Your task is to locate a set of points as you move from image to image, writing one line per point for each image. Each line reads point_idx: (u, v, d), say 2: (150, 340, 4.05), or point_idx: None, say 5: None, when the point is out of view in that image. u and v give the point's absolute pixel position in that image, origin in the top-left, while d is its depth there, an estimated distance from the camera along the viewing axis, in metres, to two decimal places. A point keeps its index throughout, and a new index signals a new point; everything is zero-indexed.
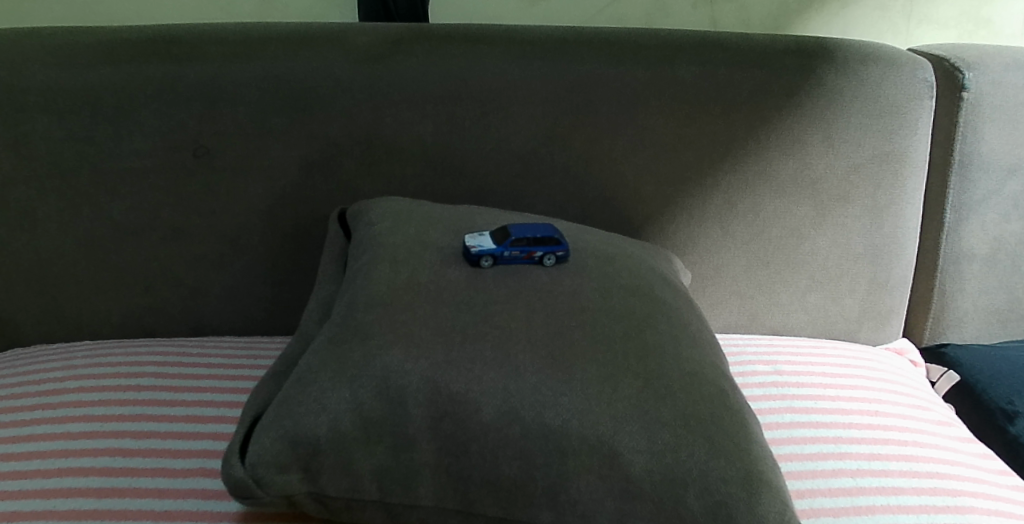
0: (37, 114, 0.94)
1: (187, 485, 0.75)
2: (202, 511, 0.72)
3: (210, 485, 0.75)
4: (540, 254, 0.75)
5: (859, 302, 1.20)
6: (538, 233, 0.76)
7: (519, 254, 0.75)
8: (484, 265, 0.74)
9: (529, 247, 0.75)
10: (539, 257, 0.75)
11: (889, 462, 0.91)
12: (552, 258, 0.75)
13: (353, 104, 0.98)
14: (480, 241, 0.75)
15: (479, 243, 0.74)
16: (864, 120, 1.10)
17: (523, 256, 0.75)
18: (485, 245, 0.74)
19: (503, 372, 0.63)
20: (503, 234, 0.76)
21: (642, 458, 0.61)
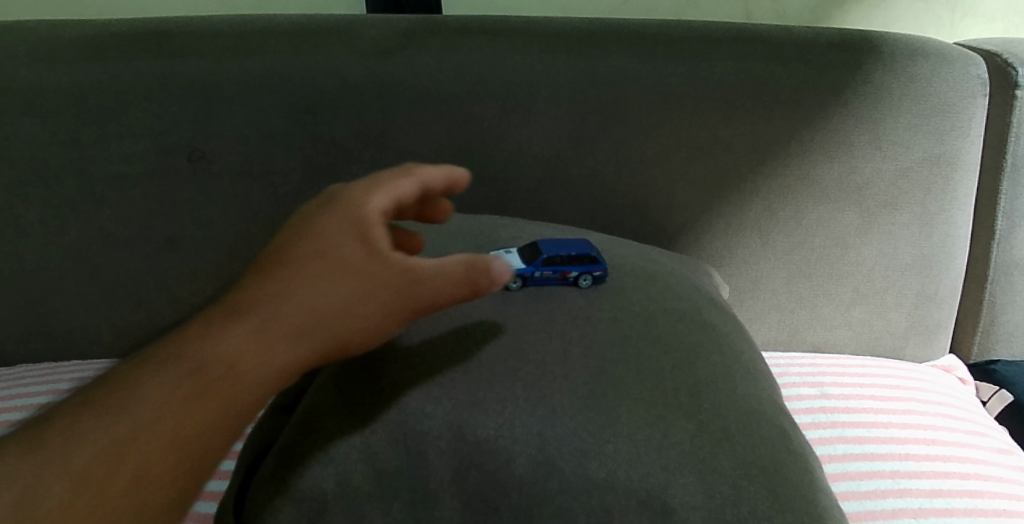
0: (18, 116, 0.87)
1: None
2: None
3: None
4: (575, 271, 0.66)
5: (906, 316, 1.11)
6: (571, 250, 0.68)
7: (550, 273, 0.66)
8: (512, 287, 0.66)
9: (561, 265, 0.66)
10: (574, 277, 0.66)
11: (953, 500, 0.82)
12: (588, 278, 0.67)
13: (362, 103, 0.90)
14: (505, 263, 0.67)
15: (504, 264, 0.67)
16: (913, 120, 1.01)
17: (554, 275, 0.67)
18: (513, 265, 0.67)
19: (538, 415, 0.55)
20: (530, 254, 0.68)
21: (699, 516, 0.52)
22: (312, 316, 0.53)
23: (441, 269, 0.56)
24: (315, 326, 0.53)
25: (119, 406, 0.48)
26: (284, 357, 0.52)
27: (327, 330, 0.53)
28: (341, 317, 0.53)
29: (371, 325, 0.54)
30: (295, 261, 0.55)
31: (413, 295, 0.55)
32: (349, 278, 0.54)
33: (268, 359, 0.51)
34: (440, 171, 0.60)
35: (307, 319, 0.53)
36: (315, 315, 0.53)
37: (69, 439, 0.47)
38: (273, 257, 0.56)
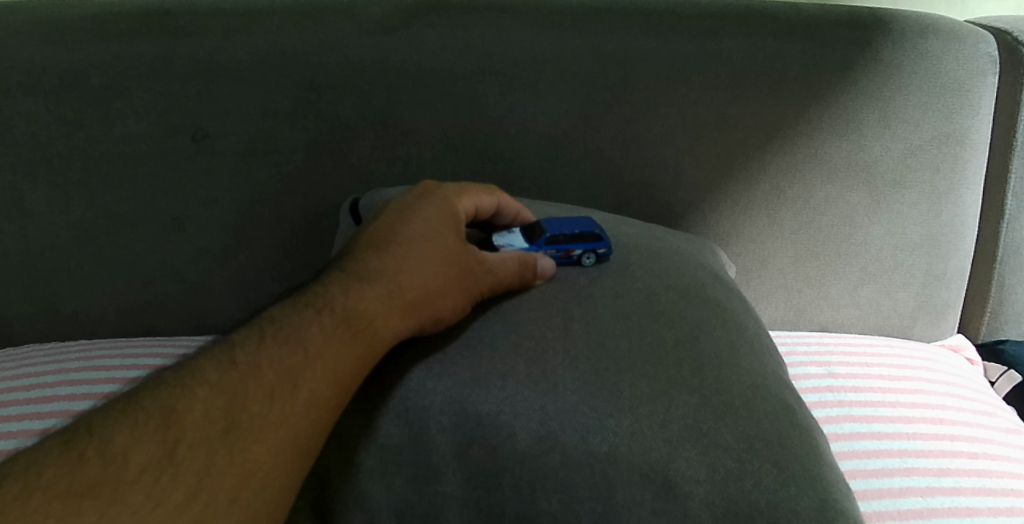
0: (22, 95, 0.87)
1: None
2: None
3: None
4: (578, 249, 0.67)
5: (914, 296, 1.10)
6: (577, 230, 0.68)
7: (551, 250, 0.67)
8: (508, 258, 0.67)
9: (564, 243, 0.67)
10: (578, 256, 0.67)
11: (961, 479, 0.81)
12: (592, 256, 0.67)
13: (366, 81, 0.89)
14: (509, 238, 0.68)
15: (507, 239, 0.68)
16: (923, 97, 0.99)
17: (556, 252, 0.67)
18: (516, 245, 0.67)
19: (541, 391, 0.56)
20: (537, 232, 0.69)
21: (702, 489, 0.53)
22: (423, 291, 0.59)
23: (514, 263, 0.64)
24: (423, 302, 0.59)
25: (263, 346, 0.53)
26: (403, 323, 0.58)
27: (434, 301, 0.59)
28: (443, 297, 0.60)
29: (463, 308, 0.61)
30: (404, 238, 0.62)
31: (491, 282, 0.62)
32: (452, 258, 0.61)
33: (385, 324, 0.57)
34: (514, 206, 0.72)
35: (420, 291, 0.59)
36: (422, 292, 0.59)
37: (224, 370, 0.51)
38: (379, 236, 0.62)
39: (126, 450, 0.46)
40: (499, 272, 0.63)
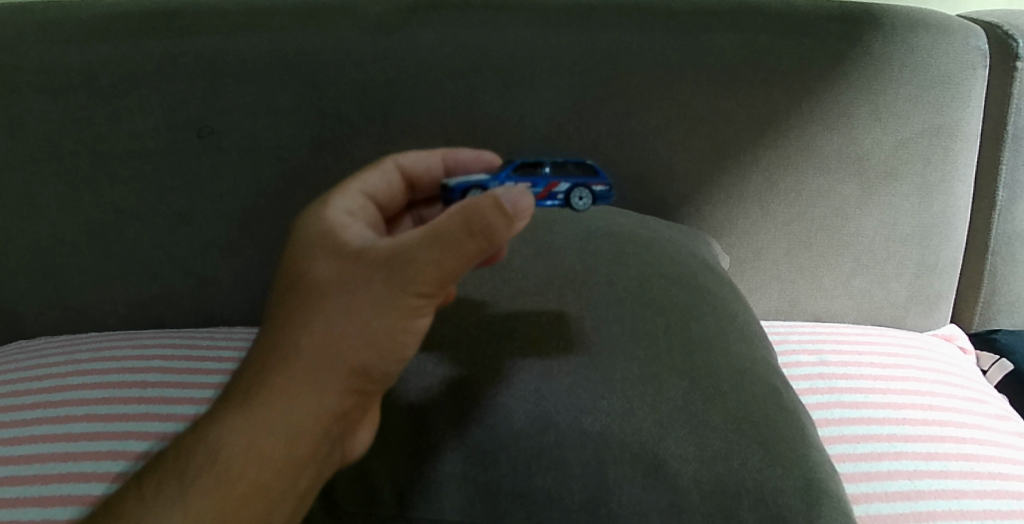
0: (33, 94, 0.89)
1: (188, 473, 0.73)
2: None
3: None
4: (566, 185, 0.63)
5: (906, 286, 1.11)
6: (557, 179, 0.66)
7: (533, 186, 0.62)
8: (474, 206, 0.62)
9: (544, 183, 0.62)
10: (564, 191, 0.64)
11: (949, 462, 0.83)
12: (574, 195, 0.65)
13: (367, 78, 0.92)
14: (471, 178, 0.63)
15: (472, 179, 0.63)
16: (913, 91, 1.01)
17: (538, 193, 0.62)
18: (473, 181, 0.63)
19: (535, 373, 0.59)
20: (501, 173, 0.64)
21: (691, 468, 0.55)
22: (320, 355, 0.54)
23: (436, 249, 0.53)
24: (328, 362, 0.54)
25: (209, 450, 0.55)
26: (319, 392, 0.54)
27: (346, 353, 0.54)
28: (357, 342, 0.54)
29: (399, 330, 0.54)
30: (305, 278, 0.56)
31: (420, 286, 0.53)
32: (360, 284, 0.54)
33: (299, 402, 0.54)
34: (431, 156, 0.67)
35: (317, 356, 0.54)
36: (323, 355, 0.54)
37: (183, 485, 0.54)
38: (284, 283, 0.57)
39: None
40: (418, 271, 0.53)
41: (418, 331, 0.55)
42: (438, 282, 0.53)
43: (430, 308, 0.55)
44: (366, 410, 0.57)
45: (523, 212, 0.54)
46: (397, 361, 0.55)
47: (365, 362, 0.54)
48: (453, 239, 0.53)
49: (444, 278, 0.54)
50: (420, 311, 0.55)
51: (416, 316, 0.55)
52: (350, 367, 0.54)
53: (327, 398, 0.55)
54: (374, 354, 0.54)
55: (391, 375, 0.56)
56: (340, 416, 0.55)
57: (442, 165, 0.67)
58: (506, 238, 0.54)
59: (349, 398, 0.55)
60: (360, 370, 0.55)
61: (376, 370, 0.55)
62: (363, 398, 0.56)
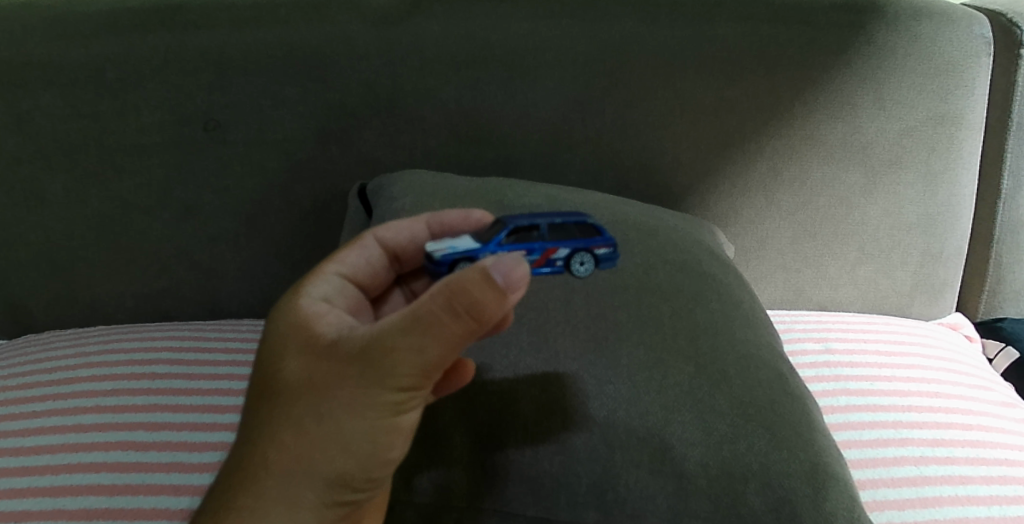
0: (40, 89, 0.90)
1: (196, 459, 0.73)
2: (192, 486, 0.71)
3: (201, 457, 0.74)
4: (565, 250, 0.58)
5: (911, 275, 1.11)
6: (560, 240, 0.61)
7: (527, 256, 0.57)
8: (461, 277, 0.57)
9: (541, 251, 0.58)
10: (567, 259, 0.58)
11: (955, 449, 0.83)
12: (579, 264, 0.59)
13: (371, 71, 0.92)
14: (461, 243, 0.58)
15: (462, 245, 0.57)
16: (917, 79, 1.01)
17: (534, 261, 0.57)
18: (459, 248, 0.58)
19: (543, 359, 0.61)
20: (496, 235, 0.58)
21: (697, 451, 0.57)
22: (297, 465, 0.51)
23: (415, 339, 0.49)
24: (306, 469, 0.51)
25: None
26: (299, 504, 0.51)
27: (324, 458, 0.50)
28: (335, 446, 0.50)
29: (380, 429, 0.51)
30: (286, 374, 0.52)
31: (401, 380, 0.49)
32: (343, 376, 0.50)
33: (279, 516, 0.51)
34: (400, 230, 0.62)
35: (293, 465, 0.51)
36: (299, 464, 0.51)
37: None
38: (264, 372, 0.54)
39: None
40: (396, 364, 0.49)
41: (404, 425, 0.52)
42: (421, 374, 0.50)
43: (416, 399, 0.51)
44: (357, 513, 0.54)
45: (514, 285, 0.50)
46: (382, 462, 0.52)
47: (346, 466, 0.51)
48: (434, 326, 0.49)
49: (428, 368, 0.50)
50: (402, 407, 0.51)
51: (399, 414, 0.51)
52: (330, 473, 0.51)
53: (310, 502, 0.51)
54: (357, 457, 0.51)
55: (379, 477, 0.53)
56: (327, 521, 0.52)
57: (425, 228, 0.62)
58: (494, 319, 0.50)
59: (332, 503, 0.52)
60: (343, 474, 0.51)
61: (360, 472, 0.51)
62: (350, 502, 0.53)
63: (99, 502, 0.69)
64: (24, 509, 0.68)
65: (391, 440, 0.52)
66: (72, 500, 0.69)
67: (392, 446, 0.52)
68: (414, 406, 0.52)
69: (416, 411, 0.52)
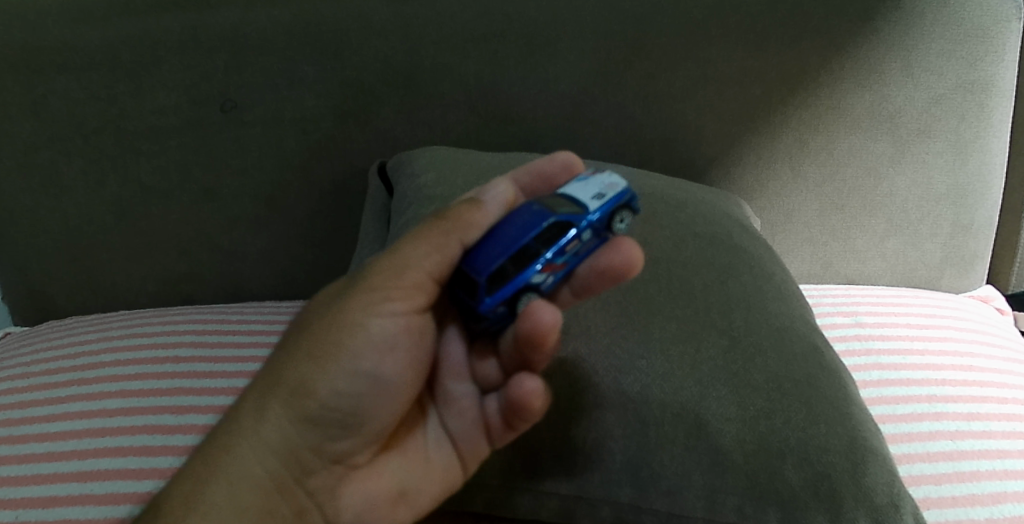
0: (55, 73, 0.89)
1: None
2: None
3: None
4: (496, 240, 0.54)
5: (941, 247, 1.08)
6: (486, 270, 0.53)
7: (586, 238, 0.54)
8: (616, 231, 0.57)
9: (570, 252, 0.54)
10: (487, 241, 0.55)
11: (991, 423, 0.81)
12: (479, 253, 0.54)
13: (388, 47, 0.91)
14: (598, 197, 0.56)
15: (603, 178, 0.58)
16: (945, 45, 0.98)
17: (590, 245, 0.55)
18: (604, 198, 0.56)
19: (574, 334, 0.60)
20: (571, 216, 0.54)
21: (733, 427, 0.57)
22: (276, 380, 0.54)
23: (395, 245, 0.55)
24: (282, 384, 0.54)
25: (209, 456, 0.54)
26: (277, 423, 0.54)
27: (303, 367, 0.54)
28: (312, 359, 0.54)
29: (356, 340, 0.54)
30: (303, 315, 0.58)
31: (378, 285, 0.54)
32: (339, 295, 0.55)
33: (267, 437, 0.54)
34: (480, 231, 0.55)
35: (277, 383, 0.54)
36: (281, 381, 0.54)
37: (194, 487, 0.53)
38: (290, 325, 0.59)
39: None
40: (380, 267, 0.54)
41: (380, 337, 0.54)
42: (395, 277, 0.54)
43: (392, 307, 0.54)
44: (340, 452, 0.56)
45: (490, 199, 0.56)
46: (358, 380, 0.54)
47: (321, 382, 0.54)
48: (415, 230, 0.55)
49: (404, 269, 0.54)
50: (376, 318, 0.54)
51: (374, 326, 0.54)
52: (304, 390, 0.54)
53: (287, 420, 0.54)
54: (331, 370, 0.54)
55: (358, 402, 0.54)
56: (309, 450, 0.55)
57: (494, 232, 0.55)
58: (474, 224, 0.54)
59: (316, 430, 0.55)
60: (316, 394, 0.54)
61: (333, 391, 0.54)
62: (330, 431, 0.55)
63: (127, 488, 0.68)
64: (53, 495, 0.68)
65: (366, 354, 0.54)
66: (99, 486, 0.69)
67: (371, 363, 0.54)
68: (395, 322, 0.54)
69: (397, 327, 0.55)
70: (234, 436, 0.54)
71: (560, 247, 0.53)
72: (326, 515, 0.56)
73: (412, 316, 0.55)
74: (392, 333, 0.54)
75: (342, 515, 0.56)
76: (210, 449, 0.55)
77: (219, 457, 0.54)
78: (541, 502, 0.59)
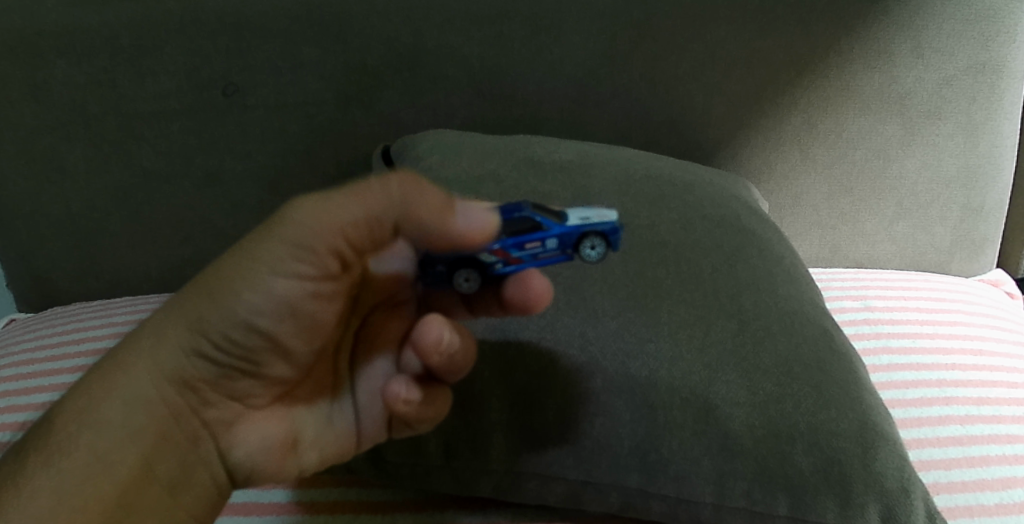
0: (54, 58, 0.88)
1: None
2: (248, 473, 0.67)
3: None
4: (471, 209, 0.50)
5: (951, 231, 1.07)
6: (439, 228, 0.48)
7: (549, 244, 0.48)
8: (583, 258, 0.50)
9: (526, 249, 0.47)
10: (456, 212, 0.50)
11: (1000, 407, 0.81)
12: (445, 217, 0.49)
13: (392, 29, 0.89)
14: (579, 217, 0.51)
15: (603, 207, 0.53)
16: (958, 26, 0.97)
17: (552, 256, 0.48)
18: (592, 220, 0.51)
19: (581, 318, 0.59)
20: (542, 218, 0.49)
21: (743, 411, 0.56)
22: (183, 305, 0.50)
23: (327, 195, 0.47)
24: (184, 308, 0.50)
25: (111, 367, 0.51)
26: (175, 349, 0.50)
27: (212, 302, 0.49)
28: (217, 290, 0.49)
29: (266, 281, 0.48)
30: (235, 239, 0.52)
31: (292, 232, 0.47)
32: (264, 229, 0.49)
33: (162, 363, 0.50)
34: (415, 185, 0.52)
35: (184, 308, 0.50)
36: (189, 308, 0.49)
37: (92, 397, 0.50)
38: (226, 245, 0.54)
39: (58, 463, 0.48)
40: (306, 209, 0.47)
41: (291, 281, 0.48)
42: (315, 222, 0.46)
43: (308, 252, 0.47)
44: (240, 391, 0.51)
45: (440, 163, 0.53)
46: (261, 325, 0.49)
47: (224, 320, 0.48)
48: (352, 185, 0.47)
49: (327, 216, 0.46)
50: (289, 261, 0.47)
51: (286, 268, 0.47)
52: (201, 321, 0.49)
53: (183, 351, 0.50)
54: (234, 310, 0.48)
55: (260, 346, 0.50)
56: (206, 383, 0.51)
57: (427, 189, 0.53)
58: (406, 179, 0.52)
59: (216, 367, 0.50)
60: (214, 330, 0.49)
61: (236, 331, 0.49)
62: (231, 370, 0.51)
63: None
64: None
65: (274, 298, 0.48)
66: None
67: (278, 310, 0.48)
68: (303, 280, 0.48)
69: (313, 275, 0.48)
70: (134, 353, 0.50)
71: (519, 240, 0.47)
72: (222, 448, 0.52)
73: (325, 280, 0.49)
74: (304, 280, 0.48)
75: (235, 452, 0.52)
76: (112, 360, 0.51)
77: (116, 372, 0.50)
78: (548, 487, 0.58)
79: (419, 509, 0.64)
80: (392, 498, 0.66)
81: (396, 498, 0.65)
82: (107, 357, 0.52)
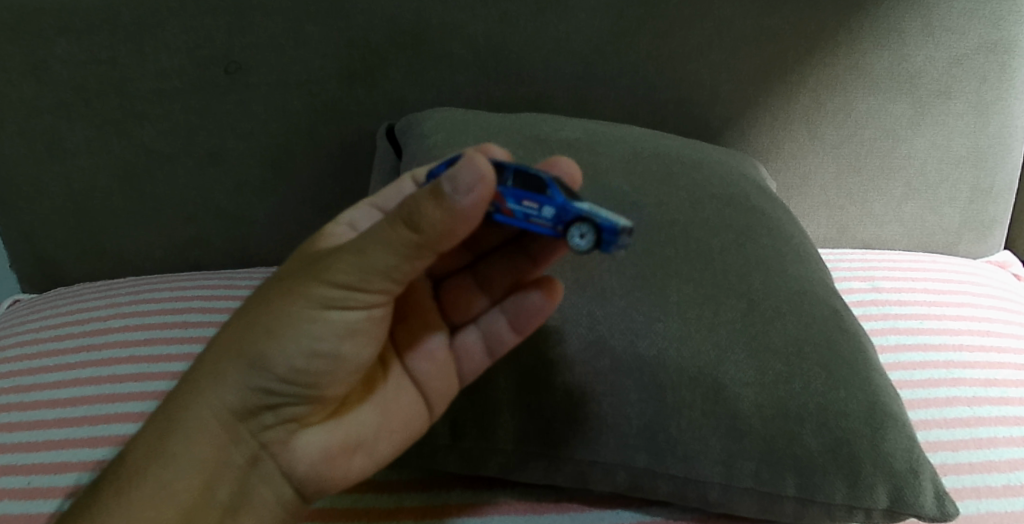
0: (53, 35, 0.87)
1: None
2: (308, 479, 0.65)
3: None
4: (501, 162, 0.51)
5: (959, 211, 1.06)
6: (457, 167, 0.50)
7: (542, 211, 0.48)
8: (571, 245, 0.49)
9: (520, 205, 0.48)
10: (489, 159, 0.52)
11: (1009, 389, 0.80)
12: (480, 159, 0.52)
13: (395, 6, 0.88)
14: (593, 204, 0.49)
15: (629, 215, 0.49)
16: (969, 3, 0.95)
17: (542, 225, 0.49)
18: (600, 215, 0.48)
19: (588, 297, 0.59)
20: (551, 186, 0.49)
21: (751, 391, 0.56)
22: (231, 348, 0.51)
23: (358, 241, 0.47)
24: (239, 349, 0.50)
25: (171, 409, 0.52)
26: (232, 386, 0.51)
27: (263, 347, 0.50)
28: (268, 336, 0.49)
29: (314, 324, 0.49)
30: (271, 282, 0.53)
31: (338, 275, 0.47)
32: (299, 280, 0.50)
33: (218, 398, 0.51)
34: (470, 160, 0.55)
35: (229, 351, 0.51)
36: (239, 353, 0.50)
37: (155, 437, 0.52)
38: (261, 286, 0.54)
39: (126, 497, 0.50)
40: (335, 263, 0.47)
41: (344, 323, 0.49)
42: (359, 275, 0.47)
43: (352, 300, 0.49)
44: (294, 413, 0.53)
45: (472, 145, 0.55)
46: (314, 360, 0.50)
47: (276, 359, 0.50)
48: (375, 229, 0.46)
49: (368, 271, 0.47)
50: (335, 308, 0.49)
51: (336, 314, 0.49)
52: (261, 363, 0.50)
53: (239, 387, 0.51)
54: (284, 352, 0.50)
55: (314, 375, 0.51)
56: (262, 411, 0.52)
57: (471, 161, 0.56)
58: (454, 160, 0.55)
59: (270, 397, 0.52)
60: (273, 368, 0.50)
61: (289, 368, 0.50)
62: (286, 398, 0.52)
63: None
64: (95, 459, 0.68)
65: (326, 337, 0.49)
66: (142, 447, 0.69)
67: (328, 344, 0.50)
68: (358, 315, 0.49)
69: (363, 316, 0.50)
70: (190, 391, 0.52)
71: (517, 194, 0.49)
72: (283, 465, 0.54)
73: (374, 307, 0.50)
74: (353, 320, 0.49)
75: (297, 465, 0.54)
76: (171, 399, 0.53)
77: (177, 409, 0.52)
78: (555, 467, 0.58)
79: (425, 487, 0.64)
80: (399, 478, 0.65)
81: (403, 477, 0.65)
82: (166, 400, 0.53)
